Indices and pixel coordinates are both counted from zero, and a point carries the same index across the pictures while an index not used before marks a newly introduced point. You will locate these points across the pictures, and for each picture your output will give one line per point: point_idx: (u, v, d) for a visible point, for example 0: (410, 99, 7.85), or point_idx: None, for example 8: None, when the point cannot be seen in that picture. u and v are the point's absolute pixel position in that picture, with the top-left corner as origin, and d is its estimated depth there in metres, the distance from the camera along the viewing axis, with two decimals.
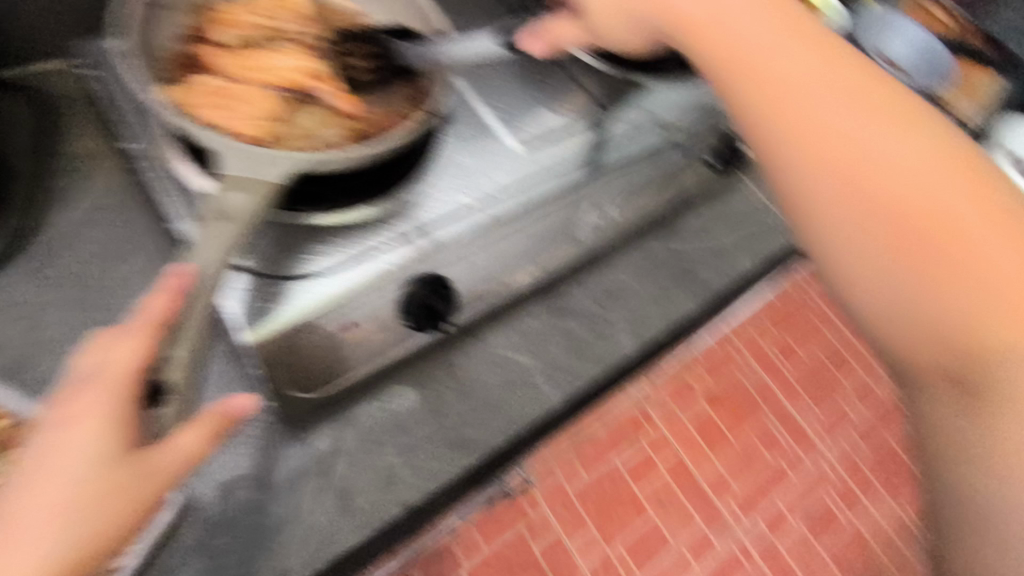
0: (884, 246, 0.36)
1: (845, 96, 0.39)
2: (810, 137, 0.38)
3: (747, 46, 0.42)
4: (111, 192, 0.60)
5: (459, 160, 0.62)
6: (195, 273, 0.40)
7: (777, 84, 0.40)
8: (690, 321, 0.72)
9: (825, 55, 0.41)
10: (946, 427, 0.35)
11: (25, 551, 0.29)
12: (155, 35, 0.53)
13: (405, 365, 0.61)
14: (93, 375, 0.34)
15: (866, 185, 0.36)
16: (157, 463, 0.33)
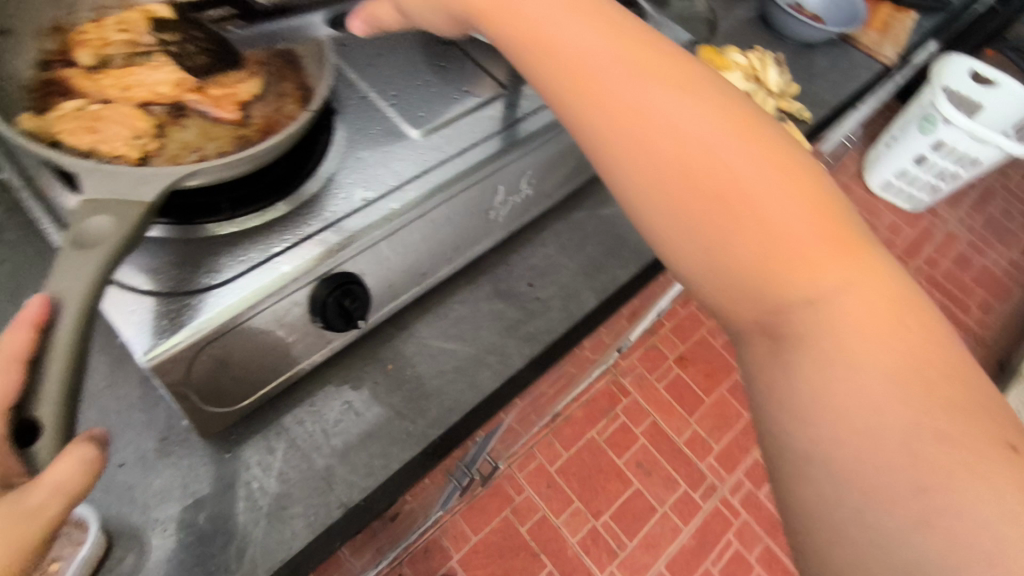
0: (698, 217, 0.38)
1: (644, 81, 0.41)
2: (617, 128, 0.41)
3: (560, 34, 0.43)
4: (4, 227, 0.58)
5: (357, 151, 0.59)
6: (50, 301, 0.36)
7: (583, 66, 0.42)
8: (622, 285, 0.73)
9: (628, 46, 0.43)
10: (774, 381, 0.38)
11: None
12: (10, 63, 0.50)
13: (331, 366, 0.60)
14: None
15: (672, 161, 0.39)
16: (35, 499, 0.31)
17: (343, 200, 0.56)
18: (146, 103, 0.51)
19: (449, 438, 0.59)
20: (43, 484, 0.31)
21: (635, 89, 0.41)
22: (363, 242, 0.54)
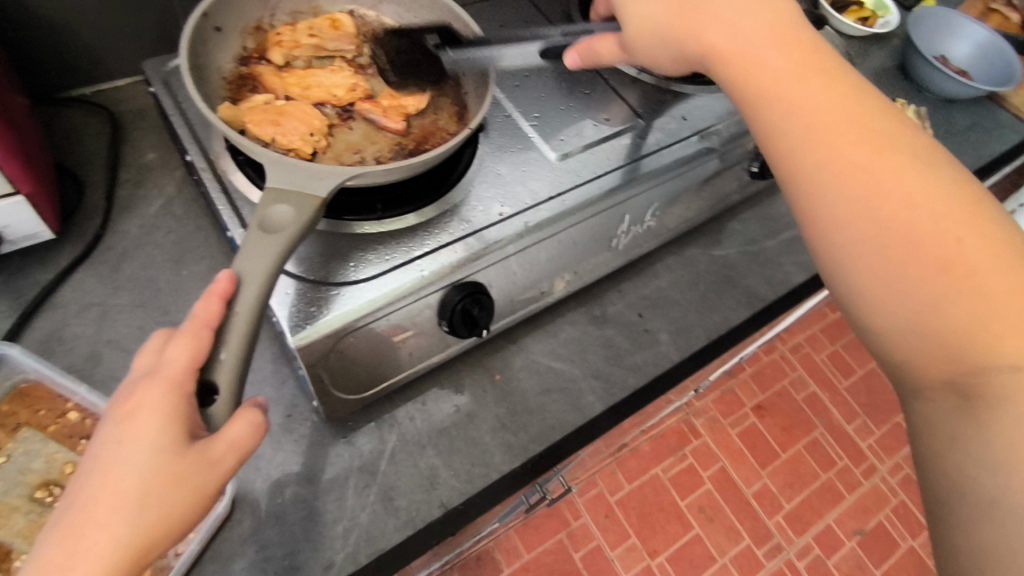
0: (887, 255, 0.39)
1: (840, 111, 0.41)
2: (811, 155, 0.41)
3: (753, 54, 0.44)
4: (176, 202, 0.64)
5: (495, 168, 0.62)
6: (235, 280, 0.39)
7: (788, 100, 0.42)
8: (732, 328, 0.72)
9: (825, 73, 0.43)
10: (952, 429, 0.38)
11: (97, 537, 0.32)
12: (215, 55, 0.56)
13: (443, 369, 0.63)
14: (150, 373, 0.36)
15: (863, 196, 0.40)
16: (214, 456, 0.35)
17: (481, 212, 0.58)
18: (324, 105, 0.57)
19: (547, 456, 0.60)
20: (220, 444, 0.35)
21: (832, 118, 0.41)
22: (496, 254, 0.56)
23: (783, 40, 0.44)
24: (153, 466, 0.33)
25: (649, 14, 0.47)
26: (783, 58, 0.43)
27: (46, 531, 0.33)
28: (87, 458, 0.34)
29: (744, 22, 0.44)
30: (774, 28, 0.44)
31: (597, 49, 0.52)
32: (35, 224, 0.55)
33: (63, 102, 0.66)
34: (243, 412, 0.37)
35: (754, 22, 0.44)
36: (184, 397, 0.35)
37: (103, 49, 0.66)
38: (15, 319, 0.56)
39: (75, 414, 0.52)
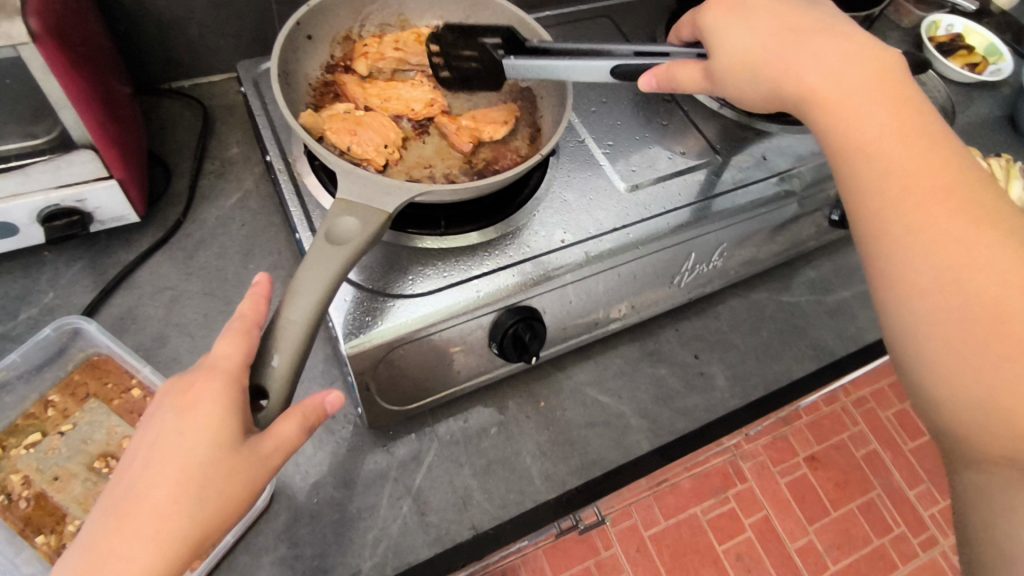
0: (973, 335, 0.35)
1: (936, 170, 0.38)
2: (897, 214, 0.38)
3: (852, 102, 0.40)
4: (252, 196, 0.67)
5: (562, 194, 0.61)
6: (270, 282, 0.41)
7: (883, 156, 0.39)
8: (793, 381, 0.68)
9: (927, 127, 0.39)
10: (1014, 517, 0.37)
11: (150, 526, 0.32)
12: (304, 62, 0.58)
13: (488, 388, 0.62)
14: (209, 363, 0.36)
15: (950, 264, 0.36)
16: (266, 454, 0.34)
17: (543, 237, 0.58)
18: (401, 118, 0.58)
19: (584, 491, 0.59)
20: (271, 442, 0.35)
21: (926, 177, 0.38)
22: (553, 282, 0.55)
23: (886, 89, 0.40)
24: (207, 459, 0.33)
25: (741, 49, 0.44)
26: (884, 106, 0.40)
27: (96, 512, 0.33)
28: (141, 443, 0.34)
29: (846, 65, 0.41)
30: (878, 75, 0.41)
31: (675, 77, 0.46)
32: (124, 208, 0.59)
33: (162, 93, 0.70)
34: (295, 411, 0.37)
35: (857, 66, 0.41)
36: (241, 390, 0.35)
37: (204, 46, 0.69)
38: (96, 294, 0.59)
39: (137, 392, 0.54)
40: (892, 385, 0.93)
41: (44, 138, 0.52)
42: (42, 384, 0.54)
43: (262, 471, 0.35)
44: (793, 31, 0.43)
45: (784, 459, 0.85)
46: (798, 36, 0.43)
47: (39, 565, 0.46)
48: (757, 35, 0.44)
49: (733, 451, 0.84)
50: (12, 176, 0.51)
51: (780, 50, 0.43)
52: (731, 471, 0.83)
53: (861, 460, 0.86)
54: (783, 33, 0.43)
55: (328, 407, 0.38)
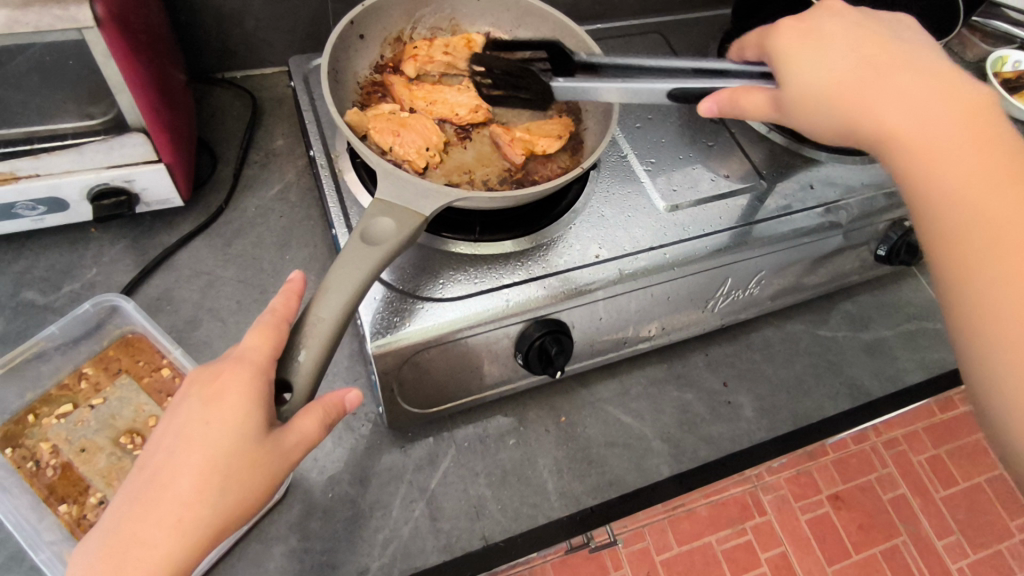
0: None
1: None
2: (987, 252, 0.36)
3: (938, 143, 0.39)
4: (293, 189, 0.68)
5: (599, 209, 0.60)
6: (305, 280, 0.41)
7: (972, 198, 0.37)
8: (825, 418, 0.66)
9: (1021, 165, 0.38)
10: None
11: (173, 514, 0.32)
12: (354, 61, 0.59)
13: (510, 398, 0.62)
14: (237, 354, 0.36)
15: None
16: (287, 448, 0.34)
17: (577, 252, 0.57)
18: (444, 122, 0.59)
19: (600, 512, 0.58)
20: (293, 437, 0.34)
21: (1021, 215, 0.36)
22: (584, 297, 0.55)
23: (977, 129, 0.39)
24: (231, 450, 0.33)
25: (816, 87, 0.44)
26: (973, 143, 0.39)
27: (123, 495, 0.33)
28: (168, 430, 0.34)
29: (931, 104, 0.40)
30: (965, 114, 0.40)
31: (741, 103, 0.47)
32: (169, 191, 0.60)
33: (215, 82, 0.72)
34: (317, 406, 0.36)
35: (943, 105, 0.40)
36: (266, 383, 0.35)
37: (259, 39, 0.70)
38: (136, 273, 0.61)
39: (167, 372, 0.55)
40: (929, 429, 0.85)
41: (100, 119, 0.53)
42: (77, 357, 0.55)
43: (282, 464, 0.34)
44: (872, 69, 0.43)
45: (806, 495, 0.79)
46: (876, 73, 0.42)
47: (59, 534, 0.47)
48: (834, 72, 0.43)
49: (755, 480, 0.79)
50: (68, 154, 0.52)
51: (859, 86, 0.42)
52: (750, 501, 0.78)
53: (888, 505, 0.79)
54: (861, 68, 0.43)
55: (348, 404, 0.38)
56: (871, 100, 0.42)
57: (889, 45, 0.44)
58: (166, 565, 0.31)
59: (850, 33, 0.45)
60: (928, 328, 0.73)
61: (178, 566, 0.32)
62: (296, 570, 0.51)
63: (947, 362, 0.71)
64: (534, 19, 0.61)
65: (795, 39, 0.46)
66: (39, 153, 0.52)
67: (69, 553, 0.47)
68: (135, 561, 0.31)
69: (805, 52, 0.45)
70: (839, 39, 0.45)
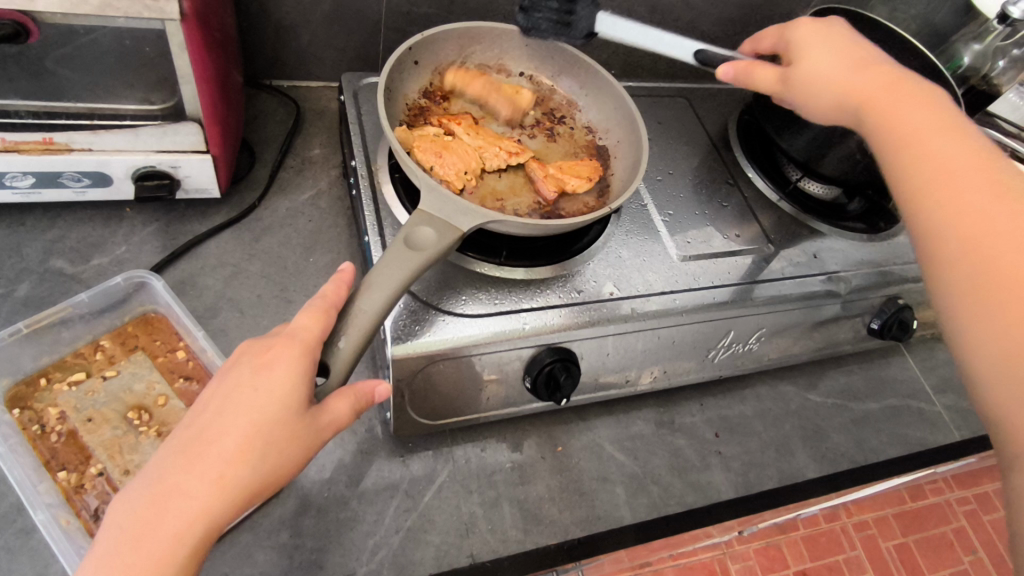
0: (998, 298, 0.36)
1: (979, 163, 0.40)
2: (938, 195, 0.40)
3: (902, 110, 0.44)
4: (324, 196, 0.70)
5: (618, 250, 0.64)
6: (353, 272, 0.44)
7: (935, 145, 0.42)
8: (808, 480, 0.68)
9: (970, 133, 0.42)
10: None
11: (215, 470, 0.34)
12: (405, 84, 0.63)
13: (510, 423, 0.63)
14: (287, 332, 0.39)
15: (991, 236, 0.37)
16: (322, 424, 0.37)
17: (593, 287, 0.60)
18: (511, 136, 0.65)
19: (586, 545, 0.58)
20: (328, 416, 0.38)
21: (970, 170, 0.40)
22: (596, 330, 0.57)
23: (929, 105, 0.44)
24: (277, 418, 0.36)
25: (819, 72, 0.49)
26: (928, 114, 0.44)
27: (164, 450, 0.36)
28: (215, 393, 0.37)
29: (910, 88, 0.46)
30: (932, 98, 0.45)
31: (753, 75, 0.52)
32: (209, 181, 0.62)
33: (262, 88, 0.75)
34: (350, 391, 0.39)
35: (907, 90, 0.45)
36: (312, 362, 0.38)
37: (310, 53, 0.74)
38: (163, 256, 0.62)
39: (182, 354, 0.56)
40: (898, 516, 0.78)
41: (160, 106, 0.56)
42: (96, 328, 0.56)
43: (314, 439, 0.37)
44: (855, 64, 0.48)
45: (774, 569, 0.72)
46: (872, 62, 0.48)
47: (56, 498, 0.47)
48: (833, 64, 0.49)
49: (722, 547, 0.73)
50: (123, 133, 0.55)
51: (853, 71, 0.48)
52: (717, 568, 0.72)
53: None
54: (852, 58, 0.48)
55: (376, 395, 0.41)
56: (851, 83, 0.47)
57: (883, 48, 0.50)
58: (203, 518, 0.34)
59: (847, 33, 0.51)
60: (912, 405, 0.76)
61: (212, 524, 0.34)
62: (283, 565, 0.51)
63: (928, 441, 0.74)
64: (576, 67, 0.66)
65: (805, 36, 0.51)
66: (96, 128, 0.54)
67: (66, 519, 0.47)
68: (174, 511, 0.34)
69: (810, 46, 0.50)
70: (839, 38, 0.50)
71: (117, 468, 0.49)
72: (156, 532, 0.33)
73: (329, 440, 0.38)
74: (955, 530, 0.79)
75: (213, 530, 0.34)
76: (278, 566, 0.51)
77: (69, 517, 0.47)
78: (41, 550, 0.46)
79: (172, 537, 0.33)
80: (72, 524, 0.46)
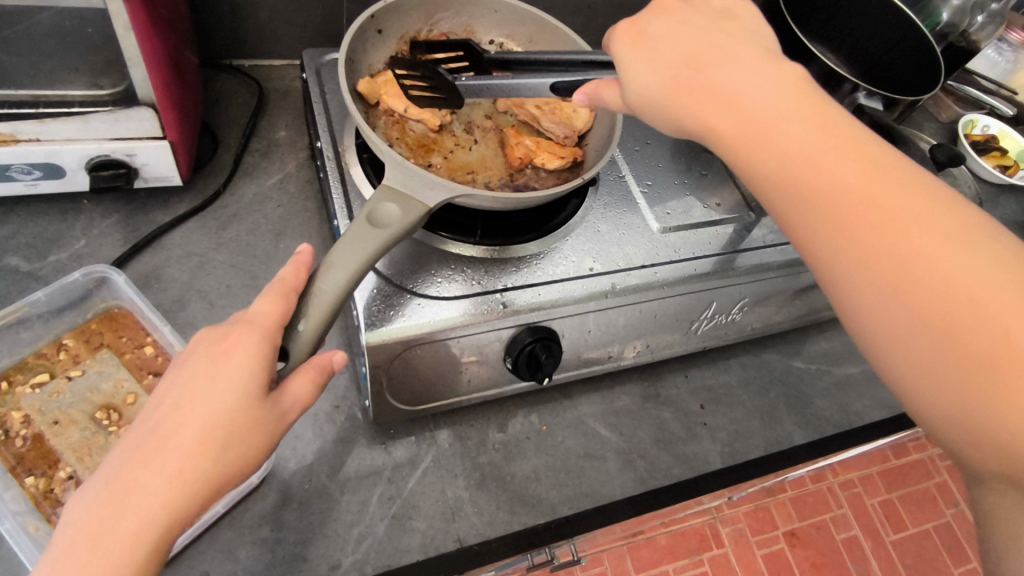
0: (913, 316, 0.33)
1: (869, 179, 0.35)
2: (857, 236, 0.34)
3: (770, 128, 0.37)
4: (292, 180, 0.68)
5: (596, 224, 0.62)
6: (313, 254, 0.42)
7: (817, 167, 0.35)
8: (794, 447, 0.68)
9: (847, 134, 0.36)
10: None
11: (174, 464, 0.33)
12: (370, 55, 0.61)
13: (493, 404, 0.62)
14: (246, 319, 0.37)
15: (901, 269, 0.33)
16: (283, 410, 0.36)
17: (572, 263, 0.58)
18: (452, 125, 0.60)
19: (574, 522, 0.58)
20: (290, 399, 0.37)
21: (869, 191, 0.34)
22: (576, 306, 0.56)
23: (796, 115, 0.37)
24: (237, 408, 0.34)
25: (652, 92, 0.40)
26: (805, 128, 0.36)
27: (121, 448, 0.34)
28: (171, 386, 0.35)
29: (761, 90, 0.38)
30: (800, 95, 0.37)
31: (604, 98, 0.44)
32: (169, 169, 0.59)
33: (222, 68, 0.72)
34: (309, 368, 0.38)
35: (759, 97, 0.37)
36: (274, 347, 0.37)
37: (270, 30, 0.71)
38: (126, 248, 0.60)
39: (150, 350, 0.54)
40: (883, 473, 0.76)
41: (110, 91, 0.53)
42: (59, 327, 0.54)
43: (278, 424, 0.36)
44: (695, 69, 0.39)
45: (763, 531, 0.71)
46: (712, 57, 0.39)
47: (24, 505, 0.46)
48: (667, 76, 0.40)
49: (714, 511, 0.70)
50: (70, 121, 0.52)
51: (689, 81, 0.39)
52: (709, 533, 0.70)
53: (841, 547, 0.71)
54: (684, 64, 0.39)
55: (335, 363, 0.40)
56: (696, 91, 0.39)
57: (717, 24, 0.41)
58: (164, 515, 0.32)
59: (677, 22, 0.41)
60: None
61: (173, 520, 0.33)
62: (267, 561, 0.51)
63: None
64: (548, 35, 0.63)
65: (627, 38, 0.42)
66: (44, 117, 0.51)
67: (34, 525, 0.45)
68: (134, 509, 0.32)
69: (640, 50, 0.41)
70: (666, 30, 0.41)
71: (87, 471, 0.48)
72: (113, 533, 0.32)
73: (295, 421, 0.37)
74: (937, 485, 0.77)
75: (177, 527, 0.33)
76: (262, 561, 0.50)
77: (38, 523, 0.45)
78: (11, 559, 0.45)
79: (130, 537, 0.32)
80: (42, 530, 0.45)
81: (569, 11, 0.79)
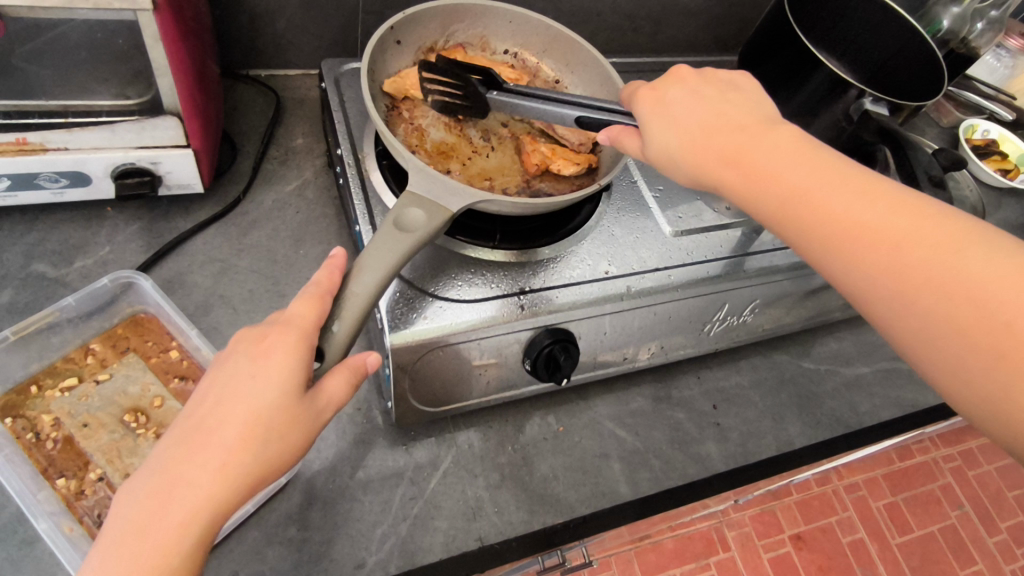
0: (940, 323, 0.34)
1: (881, 211, 0.36)
2: (875, 270, 0.35)
3: (781, 178, 0.39)
4: (310, 186, 0.69)
5: (611, 228, 0.63)
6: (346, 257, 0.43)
7: (828, 205, 0.37)
8: (806, 446, 0.69)
9: (849, 179, 0.38)
10: None
11: (217, 459, 0.34)
12: (388, 64, 0.62)
13: (510, 405, 0.63)
14: (283, 319, 0.38)
15: (927, 289, 0.34)
16: (319, 409, 0.37)
17: (588, 266, 0.60)
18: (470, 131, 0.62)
19: (591, 520, 0.59)
20: (325, 398, 0.38)
21: (884, 226, 0.36)
22: (594, 309, 0.57)
23: (803, 163, 0.39)
24: (276, 405, 0.35)
25: (667, 148, 0.44)
26: (809, 172, 0.39)
27: (164, 443, 0.35)
28: (212, 384, 0.36)
29: (763, 142, 0.41)
30: (799, 152, 0.40)
31: (624, 144, 0.47)
32: (192, 176, 0.61)
33: (239, 77, 0.74)
34: (344, 367, 0.39)
35: (764, 155, 0.40)
36: (311, 347, 0.38)
37: (287, 41, 0.72)
38: (149, 255, 0.61)
39: (176, 353, 0.55)
40: (887, 476, 0.77)
41: (136, 100, 0.54)
42: (86, 331, 0.55)
43: (315, 421, 0.37)
44: (708, 129, 0.43)
45: (770, 534, 0.72)
46: (718, 122, 0.43)
47: (57, 506, 0.47)
48: (683, 134, 0.43)
49: (722, 515, 0.71)
50: (99, 130, 0.53)
51: (706, 139, 0.42)
52: (716, 537, 0.70)
53: (847, 549, 0.72)
54: (692, 123, 0.43)
55: (369, 364, 0.41)
56: (710, 149, 0.42)
57: (720, 104, 0.44)
58: (208, 506, 0.33)
59: (661, 97, 0.46)
60: (903, 368, 0.78)
61: (216, 515, 0.34)
62: (293, 560, 0.51)
63: (920, 402, 0.76)
64: (563, 44, 0.66)
65: (645, 101, 0.47)
66: (72, 127, 0.52)
67: (68, 525, 0.46)
68: (178, 501, 0.33)
69: (658, 111, 0.45)
70: (681, 98, 0.45)
71: (117, 472, 0.49)
72: (159, 525, 0.33)
73: (329, 420, 0.38)
74: (943, 487, 0.78)
75: (218, 521, 0.34)
76: (288, 560, 0.51)
77: (72, 524, 0.46)
78: (45, 559, 0.46)
79: (176, 530, 0.33)
80: (76, 530, 0.46)
81: (578, 19, 0.80)
